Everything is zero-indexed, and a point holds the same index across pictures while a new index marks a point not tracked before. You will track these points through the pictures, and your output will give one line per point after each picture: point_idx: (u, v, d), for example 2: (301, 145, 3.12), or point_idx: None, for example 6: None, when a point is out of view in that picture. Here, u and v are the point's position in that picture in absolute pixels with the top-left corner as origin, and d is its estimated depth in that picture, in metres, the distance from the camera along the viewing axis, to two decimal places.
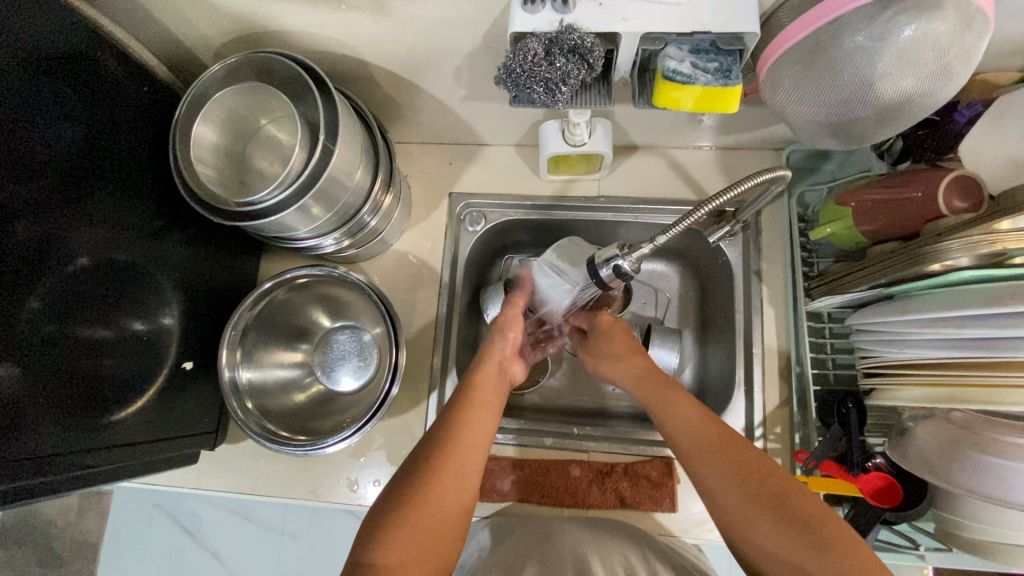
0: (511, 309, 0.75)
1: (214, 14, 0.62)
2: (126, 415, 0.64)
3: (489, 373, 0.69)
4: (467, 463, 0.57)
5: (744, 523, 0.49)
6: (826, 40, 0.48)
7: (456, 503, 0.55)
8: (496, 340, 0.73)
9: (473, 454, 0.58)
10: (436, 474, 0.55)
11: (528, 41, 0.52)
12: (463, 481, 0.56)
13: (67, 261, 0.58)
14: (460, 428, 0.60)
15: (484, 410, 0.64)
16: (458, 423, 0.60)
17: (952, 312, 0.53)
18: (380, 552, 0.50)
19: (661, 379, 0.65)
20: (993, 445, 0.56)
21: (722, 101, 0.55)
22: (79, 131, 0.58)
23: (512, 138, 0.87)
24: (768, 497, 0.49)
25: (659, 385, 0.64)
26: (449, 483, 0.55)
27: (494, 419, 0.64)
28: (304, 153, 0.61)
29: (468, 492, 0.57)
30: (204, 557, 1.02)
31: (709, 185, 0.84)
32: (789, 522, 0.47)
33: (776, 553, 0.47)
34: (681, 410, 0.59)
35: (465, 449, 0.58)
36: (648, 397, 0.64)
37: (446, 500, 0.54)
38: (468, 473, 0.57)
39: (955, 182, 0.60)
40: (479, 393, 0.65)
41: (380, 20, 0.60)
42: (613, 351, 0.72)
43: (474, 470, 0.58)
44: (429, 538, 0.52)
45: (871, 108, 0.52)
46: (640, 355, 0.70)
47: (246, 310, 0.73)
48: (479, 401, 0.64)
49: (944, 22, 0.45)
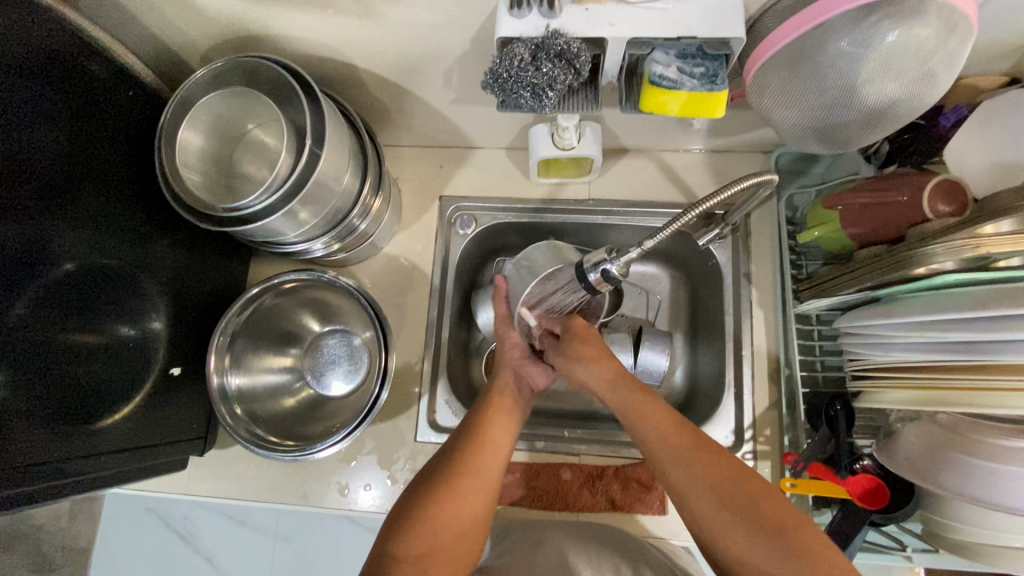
0: (501, 321, 0.77)
1: (200, 19, 0.62)
2: (110, 422, 0.63)
3: (507, 380, 0.70)
4: (489, 464, 0.58)
5: (723, 527, 0.49)
6: (811, 45, 0.48)
7: (479, 501, 0.55)
8: (500, 348, 0.75)
9: (494, 455, 0.59)
10: (458, 472, 0.56)
11: (514, 46, 0.52)
12: (487, 481, 0.57)
13: (51, 267, 0.58)
14: (482, 431, 0.61)
15: (503, 413, 0.65)
16: (479, 426, 0.62)
17: (937, 316, 0.53)
18: (399, 546, 0.51)
19: (629, 386, 0.61)
20: (979, 447, 0.56)
21: (707, 106, 0.55)
22: (63, 137, 0.58)
23: (502, 142, 0.87)
24: (744, 493, 0.50)
25: (631, 392, 0.61)
26: (471, 482, 0.56)
27: (516, 422, 0.65)
28: (292, 158, 0.61)
29: (493, 492, 0.57)
30: (197, 561, 1.02)
31: (699, 188, 0.85)
32: (769, 529, 0.47)
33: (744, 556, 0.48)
34: (655, 421, 0.57)
35: (485, 451, 0.59)
36: (615, 406, 0.62)
37: (468, 498, 0.55)
38: (491, 473, 0.58)
39: (940, 187, 0.61)
40: (498, 397, 0.67)
41: (367, 24, 0.60)
42: (583, 354, 0.66)
43: (496, 471, 0.58)
44: (450, 534, 0.52)
45: (856, 112, 0.53)
46: (606, 361, 0.65)
47: (235, 316, 0.73)
48: (499, 405, 0.65)
49: (927, 28, 0.46)
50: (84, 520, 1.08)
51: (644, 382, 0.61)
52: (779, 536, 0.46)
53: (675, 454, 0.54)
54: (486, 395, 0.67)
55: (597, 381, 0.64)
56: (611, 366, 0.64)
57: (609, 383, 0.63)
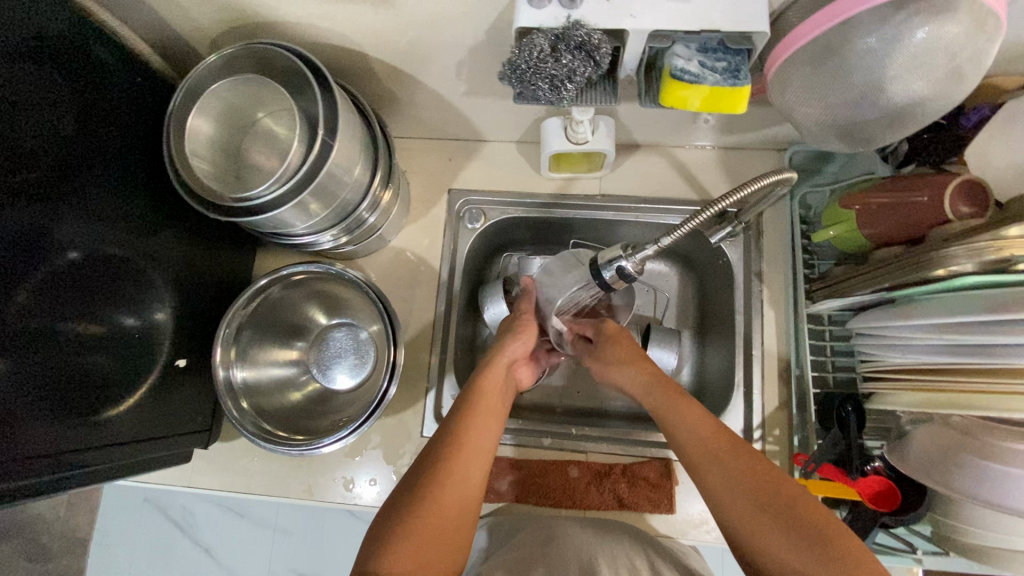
0: (524, 314, 0.75)
1: (211, 4, 0.61)
2: (115, 412, 0.62)
3: (495, 379, 0.66)
4: (474, 469, 0.57)
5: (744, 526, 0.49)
6: (838, 40, 0.47)
7: (461, 511, 0.54)
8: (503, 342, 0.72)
9: (476, 463, 0.57)
10: (442, 478, 0.55)
11: (534, 37, 0.51)
12: (470, 488, 0.56)
13: (57, 254, 0.56)
14: (463, 437, 0.59)
15: (489, 415, 0.62)
16: (461, 432, 0.59)
17: (956, 318, 0.53)
18: (385, 561, 0.49)
19: (671, 388, 0.61)
20: (993, 450, 0.56)
21: (730, 101, 0.54)
22: (70, 121, 0.57)
23: (512, 135, 0.86)
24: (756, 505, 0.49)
25: (667, 392, 0.61)
26: (451, 492, 0.54)
27: (499, 424, 0.63)
28: (303, 148, 0.59)
29: (474, 498, 0.56)
30: (196, 552, 1.02)
31: (711, 185, 0.84)
32: (796, 530, 0.47)
33: (772, 553, 0.47)
34: (689, 418, 0.57)
35: (470, 455, 0.57)
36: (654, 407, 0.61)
37: (452, 506, 0.54)
38: (475, 479, 0.57)
39: (961, 187, 0.60)
40: (484, 398, 0.64)
41: (381, 12, 0.59)
42: (617, 357, 0.67)
43: (480, 476, 0.57)
44: (439, 545, 0.51)
45: (881, 110, 0.52)
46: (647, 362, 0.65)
47: (242, 306, 0.72)
48: (486, 409, 0.63)
49: (958, 25, 0.45)
50: (83, 510, 1.07)
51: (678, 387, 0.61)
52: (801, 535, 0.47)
53: (699, 454, 0.54)
54: (468, 398, 0.64)
55: (635, 385, 0.64)
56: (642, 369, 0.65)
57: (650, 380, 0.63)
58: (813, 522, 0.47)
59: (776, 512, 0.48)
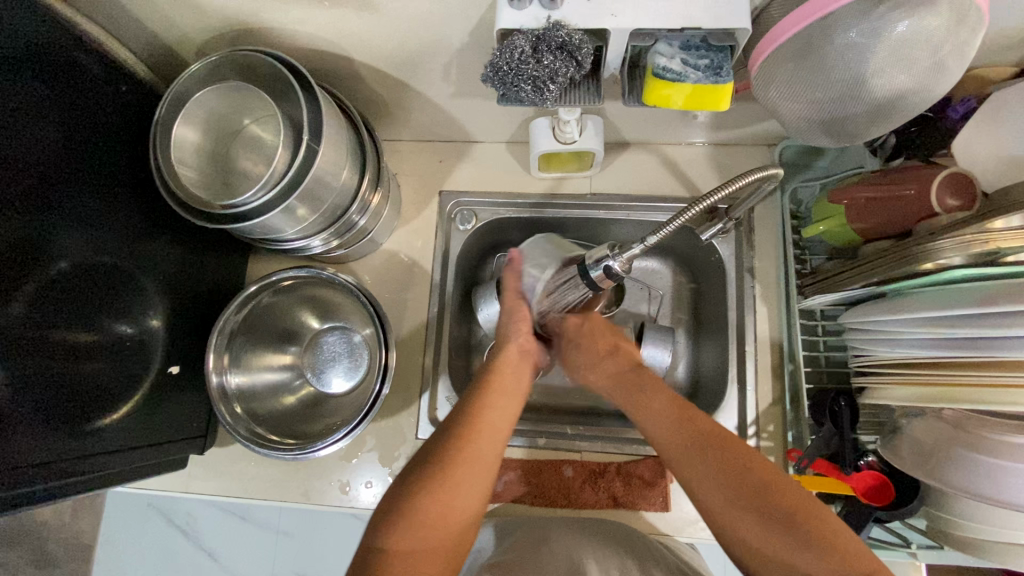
0: (510, 296, 0.74)
1: (197, 12, 0.61)
2: (111, 420, 0.63)
3: (509, 358, 0.68)
4: (485, 451, 0.57)
5: (725, 517, 0.50)
6: (818, 36, 0.47)
7: (473, 493, 0.54)
8: (506, 322, 0.73)
9: (490, 442, 0.57)
10: (452, 458, 0.54)
11: (515, 38, 0.51)
12: (482, 470, 0.55)
13: (47, 264, 0.57)
14: (479, 416, 0.59)
15: (502, 396, 0.63)
16: (476, 409, 0.60)
17: (944, 313, 0.53)
18: (389, 539, 0.50)
19: (638, 379, 0.64)
20: (986, 443, 0.56)
21: (713, 99, 0.54)
22: (57, 132, 0.57)
23: (502, 136, 0.86)
24: (756, 490, 0.50)
25: (636, 388, 0.63)
26: (466, 472, 0.54)
27: (516, 406, 0.63)
28: (289, 153, 0.60)
29: (488, 480, 0.56)
30: (199, 557, 1.03)
31: (701, 182, 0.84)
32: (784, 523, 0.47)
33: (761, 550, 0.48)
34: (658, 410, 0.59)
35: (482, 436, 0.57)
36: (623, 400, 0.64)
37: (462, 489, 0.53)
38: (486, 460, 0.56)
39: (947, 179, 0.60)
40: (497, 378, 0.64)
41: (364, 16, 0.59)
42: (583, 361, 0.71)
43: (492, 458, 0.57)
44: (441, 529, 0.51)
45: (864, 105, 0.51)
46: (614, 358, 0.69)
47: (233, 314, 0.72)
48: (499, 387, 0.64)
49: (938, 17, 0.45)
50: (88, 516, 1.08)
51: (649, 377, 0.64)
52: (795, 533, 0.46)
53: (678, 445, 0.55)
54: (484, 376, 0.65)
55: (602, 381, 0.69)
56: (612, 366, 0.68)
57: (612, 381, 0.67)
58: (806, 516, 0.47)
59: (757, 498, 0.49)
